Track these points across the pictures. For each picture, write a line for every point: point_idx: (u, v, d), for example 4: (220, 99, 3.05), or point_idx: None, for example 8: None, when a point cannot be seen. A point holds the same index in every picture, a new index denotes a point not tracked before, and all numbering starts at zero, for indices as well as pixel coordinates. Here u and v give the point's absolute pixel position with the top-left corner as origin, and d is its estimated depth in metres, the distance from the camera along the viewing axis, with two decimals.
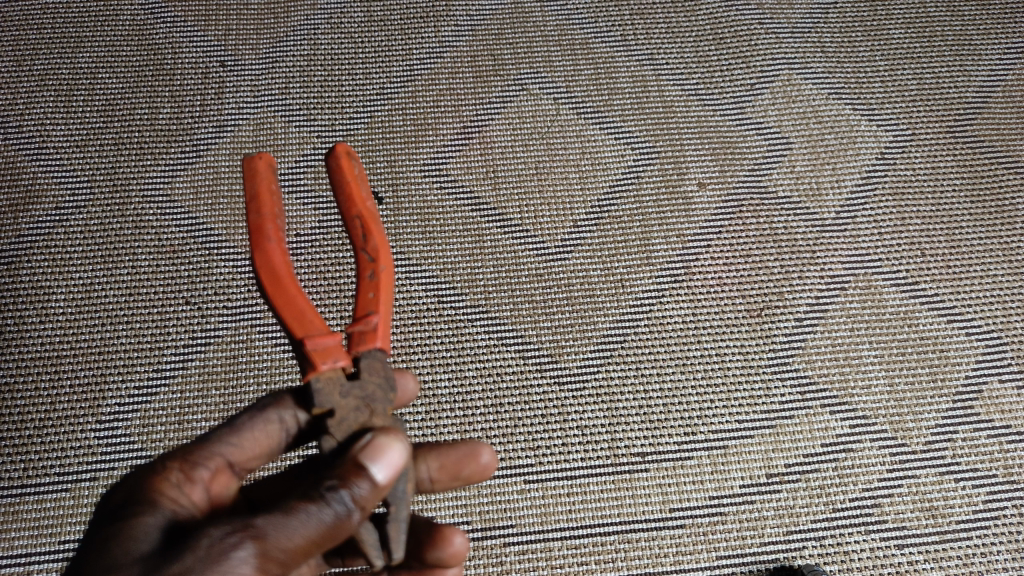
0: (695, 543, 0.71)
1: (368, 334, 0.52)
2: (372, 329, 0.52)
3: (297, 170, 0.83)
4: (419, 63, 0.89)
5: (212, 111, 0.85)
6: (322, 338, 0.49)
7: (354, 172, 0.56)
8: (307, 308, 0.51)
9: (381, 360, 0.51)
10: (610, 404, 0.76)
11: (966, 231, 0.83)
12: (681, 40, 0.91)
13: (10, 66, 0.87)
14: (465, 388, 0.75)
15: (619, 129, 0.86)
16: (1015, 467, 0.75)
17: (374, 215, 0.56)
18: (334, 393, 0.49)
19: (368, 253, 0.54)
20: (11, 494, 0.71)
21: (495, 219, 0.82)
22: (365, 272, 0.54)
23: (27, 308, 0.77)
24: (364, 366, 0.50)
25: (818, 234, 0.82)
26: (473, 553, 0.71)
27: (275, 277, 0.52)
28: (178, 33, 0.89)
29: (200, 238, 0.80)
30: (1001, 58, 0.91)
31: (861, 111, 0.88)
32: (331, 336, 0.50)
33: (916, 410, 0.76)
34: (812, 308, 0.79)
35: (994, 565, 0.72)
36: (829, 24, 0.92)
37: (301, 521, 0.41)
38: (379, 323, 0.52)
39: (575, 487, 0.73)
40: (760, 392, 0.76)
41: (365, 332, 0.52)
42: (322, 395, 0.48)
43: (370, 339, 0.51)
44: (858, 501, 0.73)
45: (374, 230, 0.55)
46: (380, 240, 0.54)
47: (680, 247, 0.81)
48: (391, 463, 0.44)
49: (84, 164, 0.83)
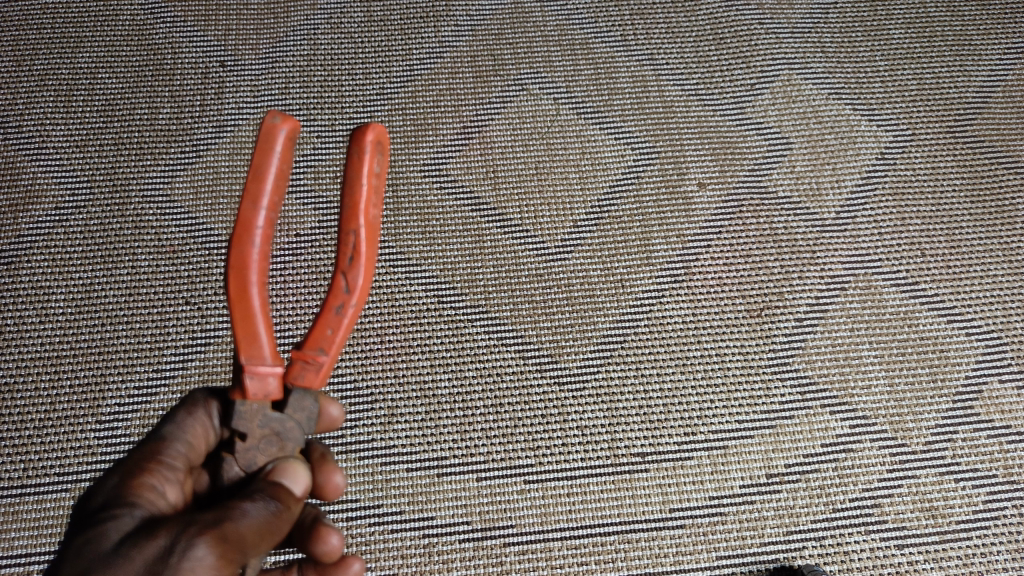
0: (695, 543, 0.71)
1: (309, 372, 0.48)
2: (315, 371, 0.48)
3: (297, 170, 0.83)
4: (419, 63, 0.89)
5: (212, 111, 0.85)
6: (264, 369, 0.47)
7: (370, 183, 0.47)
8: (264, 331, 0.47)
9: (312, 399, 0.49)
10: (610, 404, 0.75)
11: (966, 231, 0.83)
12: (681, 40, 0.91)
13: (10, 66, 0.87)
14: (465, 388, 0.75)
15: (619, 129, 0.86)
16: (1015, 467, 0.75)
17: (372, 241, 0.48)
18: (256, 421, 0.47)
19: (347, 287, 0.48)
20: (11, 495, 0.70)
21: (495, 219, 0.82)
22: (334, 304, 0.48)
23: (27, 307, 0.77)
24: (295, 404, 0.48)
25: (818, 234, 0.82)
26: (473, 553, 0.71)
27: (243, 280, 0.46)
28: (178, 33, 0.89)
29: (200, 238, 0.80)
30: (1001, 58, 0.91)
31: (861, 111, 0.88)
32: (273, 369, 0.47)
33: (917, 411, 0.76)
34: (812, 308, 0.79)
35: (994, 565, 0.72)
36: (829, 24, 0.92)
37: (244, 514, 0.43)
38: (324, 369, 0.48)
39: (575, 487, 0.73)
40: (760, 393, 0.76)
41: (309, 370, 0.48)
42: (238, 421, 0.47)
43: (307, 381, 0.48)
44: (857, 501, 0.73)
45: (360, 265, 0.48)
46: (364, 280, 0.48)
47: (680, 247, 0.81)
48: (301, 474, 0.47)
49: (84, 164, 0.83)
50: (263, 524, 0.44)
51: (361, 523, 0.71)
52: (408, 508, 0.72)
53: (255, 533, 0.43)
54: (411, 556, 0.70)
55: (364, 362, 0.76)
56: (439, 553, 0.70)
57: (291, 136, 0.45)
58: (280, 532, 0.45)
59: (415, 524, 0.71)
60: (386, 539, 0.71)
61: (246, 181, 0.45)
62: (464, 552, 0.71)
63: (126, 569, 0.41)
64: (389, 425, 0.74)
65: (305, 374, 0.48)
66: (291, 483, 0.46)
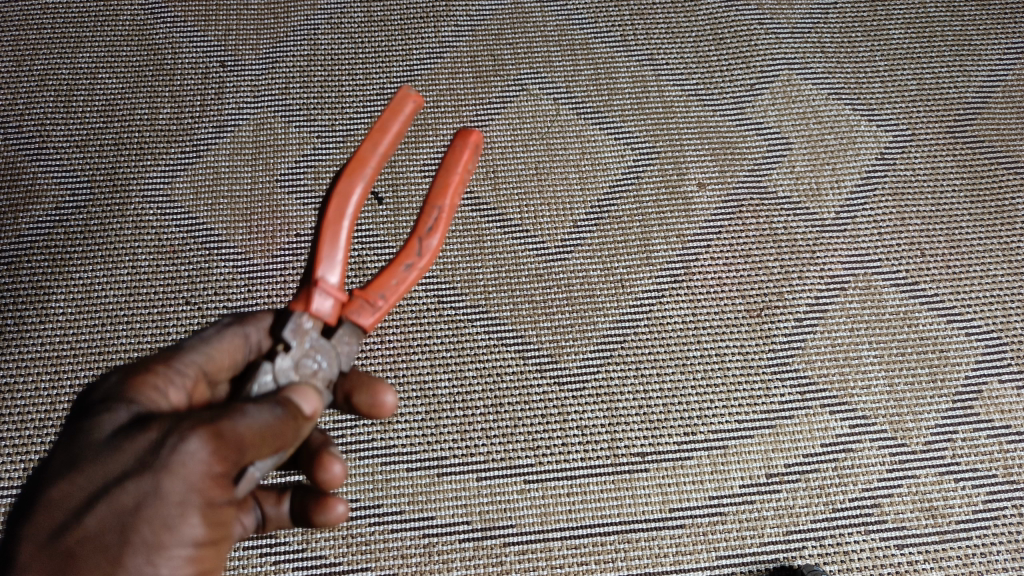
0: (694, 543, 0.71)
1: (365, 311, 0.53)
2: (371, 310, 0.53)
3: (297, 170, 0.83)
4: (419, 63, 0.89)
5: (212, 111, 0.85)
6: (331, 293, 0.52)
7: (462, 173, 0.55)
8: (340, 261, 0.52)
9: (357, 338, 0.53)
10: (610, 404, 0.76)
11: (966, 232, 0.83)
12: (681, 40, 0.91)
13: (10, 66, 0.87)
14: (465, 388, 0.75)
15: (619, 129, 0.86)
16: (1015, 467, 0.75)
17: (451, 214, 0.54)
18: (305, 338, 0.51)
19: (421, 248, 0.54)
20: (11, 494, 0.71)
21: (495, 219, 0.82)
22: (403, 261, 0.54)
23: (27, 308, 0.77)
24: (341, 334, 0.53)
25: (818, 234, 0.82)
26: (473, 553, 0.71)
27: (342, 209, 0.52)
28: (178, 33, 0.89)
29: (200, 238, 0.80)
30: (1000, 58, 0.91)
31: (861, 111, 0.88)
32: (338, 295, 0.52)
33: (916, 410, 0.76)
34: (812, 308, 0.79)
35: (994, 565, 0.72)
36: (829, 24, 0.92)
37: (243, 416, 0.44)
38: (378, 310, 0.53)
39: (575, 487, 0.73)
40: (760, 392, 0.76)
41: (365, 308, 0.53)
42: (291, 331, 0.51)
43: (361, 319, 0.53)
44: (857, 501, 0.73)
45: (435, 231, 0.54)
46: (435, 247, 0.54)
47: (680, 247, 0.81)
48: (310, 397, 0.48)
49: (84, 164, 0.83)
50: (262, 428, 0.44)
51: (361, 523, 0.71)
52: (408, 508, 0.72)
53: (254, 435, 0.44)
54: (411, 556, 0.71)
55: (364, 362, 0.76)
56: (439, 553, 0.71)
57: (415, 108, 0.53)
58: (281, 440, 0.45)
59: (414, 524, 0.71)
60: (386, 539, 0.71)
61: (371, 130, 0.52)
62: (464, 552, 0.71)
63: (119, 459, 0.44)
64: (389, 425, 0.74)
65: (362, 312, 0.53)
66: (301, 401, 0.48)
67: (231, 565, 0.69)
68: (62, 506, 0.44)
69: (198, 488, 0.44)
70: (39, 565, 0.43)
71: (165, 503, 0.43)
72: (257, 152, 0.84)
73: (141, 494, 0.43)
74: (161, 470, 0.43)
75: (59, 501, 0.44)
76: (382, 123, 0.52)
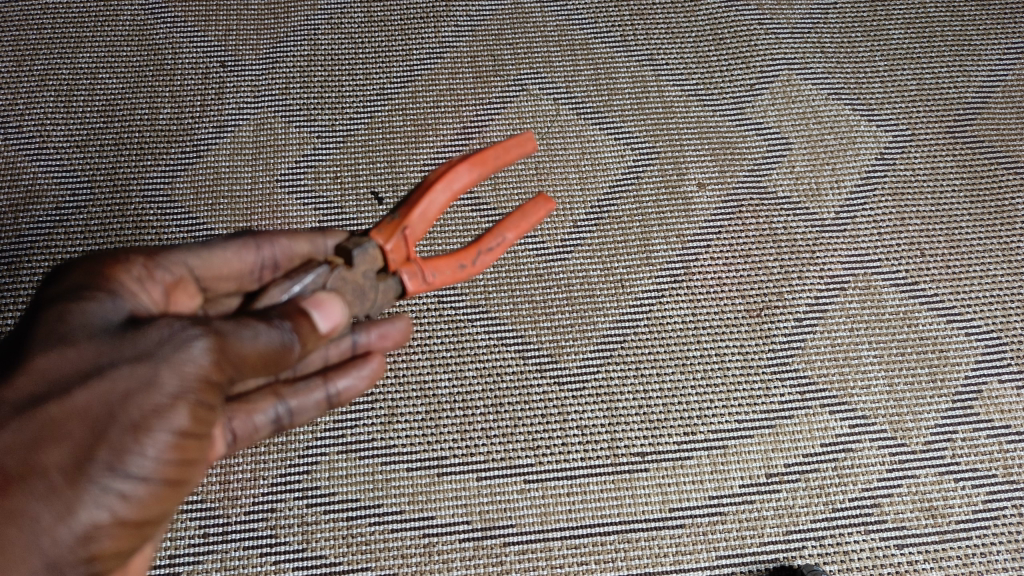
0: (694, 543, 0.71)
1: (414, 277, 0.59)
2: (418, 280, 0.59)
3: (297, 170, 0.83)
4: (419, 63, 0.89)
5: (212, 111, 0.85)
6: (396, 247, 0.58)
7: (532, 220, 0.63)
8: (415, 227, 0.59)
9: (397, 294, 0.60)
10: (610, 404, 0.76)
11: (966, 231, 0.83)
12: (681, 40, 0.91)
13: (10, 66, 0.87)
14: (465, 387, 0.75)
15: (619, 129, 0.86)
16: (1015, 467, 0.75)
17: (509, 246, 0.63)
18: (366, 269, 0.57)
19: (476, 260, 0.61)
20: None
21: (494, 219, 0.82)
22: (460, 260, 0.61)
23: (27, 308, 0.77)
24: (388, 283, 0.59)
25: (818, 234, 0.82)
26: (473, 553, 0.71)
27: (444, 189, 0.59)
28: (179, 33, 0.89)
29: (200, 238, 0.80)
30: (1000, 58, 0.91)
31: (861, 111, 0.88)
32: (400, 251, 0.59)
33: (916, 410, 0.76)
34: (812, 308, 0.80)
35: (994, 565, 0.72)
36: (829, 24, 0.92)
37: (252, 334, 0.48)
38: (425, 283, 0.60)
39: (575, 487, 0.73)
40: (760, 392, 0.76)
41: (414, 275, 0.59)
42: (360, 255, 0.56)
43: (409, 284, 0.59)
44: (857, 501, 0.73)
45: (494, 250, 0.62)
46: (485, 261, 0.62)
47: (680, 247, 0.81)
48: (333, 314, 0.52)
49: (84, 164, 0.83)
50: (265, 348, 0.48)
51: (360, 522, 0.71)
52: (408, 508, 0.72)
53: (254, 353, 0.48)
54: (411, 556, 0.71)
55: None
56: (439, 553, 0.71)
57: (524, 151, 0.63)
58: (280, 365, 0.49)
59: (414, 524, 0.71)
60: (386, 539, 0.71)
61: (488, 148, 0.61)
62: (464, 552, 0.71)
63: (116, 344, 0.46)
64: (389, 425, 0.74)
65: (410, 277, 0.59)
66: (320, 316, 0.51)
67: (231, 564, 0.70)
68: (47, 378, 0.45)
69: (196, 379, 0.46)
70: (21, 432, 0.43)
71: (161, 388, 0.45)
72: (257, 152, 0.84)
73: (138, 376, 0.45)
74: (165, 356, 0.46)
75: (44, 371, 0.45)
76: (498, 147, 0.61)
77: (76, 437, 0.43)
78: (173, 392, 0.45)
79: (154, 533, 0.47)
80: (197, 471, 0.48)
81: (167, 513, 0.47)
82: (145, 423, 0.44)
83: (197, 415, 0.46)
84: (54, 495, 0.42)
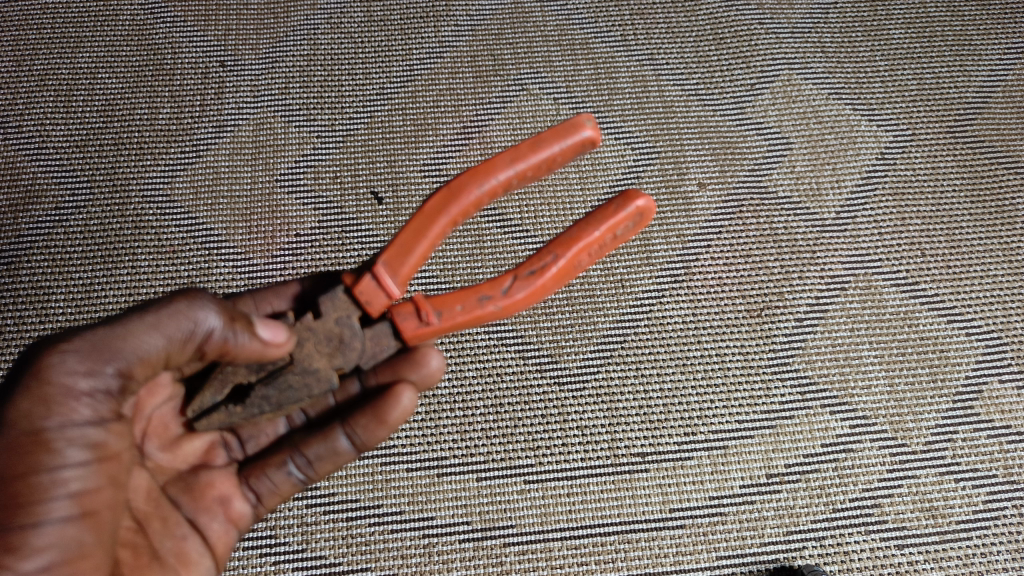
0: (695, 543, 0.71)
1: (411, 318, 0.57)
2: (418, 321, 0.56)
3: (297, 169, 0.83)
4: (419, 63, 0.89)
5: (211, 111, 0.85)
6: (388, 283, 0.56)
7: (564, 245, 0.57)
8: (411, 258, 0.56)
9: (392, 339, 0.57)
10: (610, 404, 0.76)
11: (966, 232, 0.83)
12: (681, 40, 0.91)
13: (10, 67, 0.87)
14: (465, 388, 0.75)
15: (618, 129, 0.86)
16: (1015, 467, 0.75)
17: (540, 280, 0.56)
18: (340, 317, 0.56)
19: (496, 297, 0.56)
20: None
21: (495, 219, 0.82)
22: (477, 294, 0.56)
23: (27, 308, 0.77)
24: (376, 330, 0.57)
25: (818, 234, 0.82)
26: (473, 553, 0.71)
27: (434, 214, 0.56)
28: (178, 33, 0.89)
29: (200, 238, 0.80)
30: (1000, 58, 0.91)
31: (861, 111, 0.88)
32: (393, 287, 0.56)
33: (917, 411, 0.76)
34: (812, 308, 0.79)
35: (994, 565, 0.72)
36: (829, 24, 0.92)
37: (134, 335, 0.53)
38: (428, 327, 0.56)
39: (575, 487, 0.73)
40: (760, 393, 0.76)
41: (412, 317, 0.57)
42: (328, 302, 0.57)
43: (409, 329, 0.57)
44: (857, 501, 0.73)
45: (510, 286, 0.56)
46: (513, 294, 0.56)
47: (680, 247, 0.81)
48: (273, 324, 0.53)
49: (84, 164, 0.83)
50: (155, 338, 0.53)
51: (361, 523, 0.71)
52: (408, 508, 0.72)
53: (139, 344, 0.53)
54: (411, 557, 0.71)
55: None
56: (439, 553, 0.71)
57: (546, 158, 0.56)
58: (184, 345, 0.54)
59: (415, 524, 0.71)
60: (386, 539, 0.71)
61: (487, 164, 0.56)
62: (464, 552, 0.71)
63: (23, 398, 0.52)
64: None
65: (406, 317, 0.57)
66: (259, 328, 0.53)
67: (231, 565, 0.69)
68: None
69: (61, 412, 0.50)
70: None
71: (19, 434, 0.50)
72: (257, 152, 0.84)
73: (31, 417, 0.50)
74: (17, 404, 0.50)
75: None
76: (501, 162, 0.56)
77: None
78: (35, 432, 0.50)
79: (93, 563, 0.51)
80: (105, 492, 0.52)
81: (101, 533, 0.52)
82: (16, 471, 0.49)
83: (74, 444, 0.51)
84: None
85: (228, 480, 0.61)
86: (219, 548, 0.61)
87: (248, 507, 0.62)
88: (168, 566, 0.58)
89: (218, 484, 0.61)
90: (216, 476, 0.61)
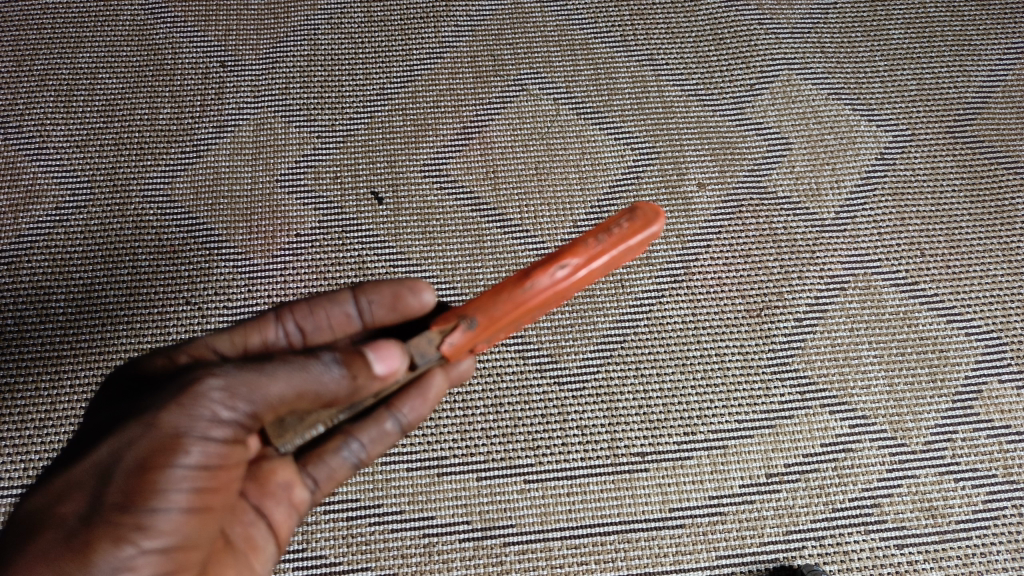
0: (694, 542, 0.71)
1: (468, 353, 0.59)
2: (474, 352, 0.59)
3: (297, 170, 0.83)
4: (419, 63, 0.89)
5: (212, 111, 0.85)
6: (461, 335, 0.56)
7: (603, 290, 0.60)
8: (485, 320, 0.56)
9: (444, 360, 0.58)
10: (610, 404, 0.76)
11: (966, 232, 0.83)
12: (681, 40, 0.91)
13: (10, 66, 0.87)
14: (465, 388, 0.75)
15: (618, 129, 0.86)
16: (1015, 467, 0.75)
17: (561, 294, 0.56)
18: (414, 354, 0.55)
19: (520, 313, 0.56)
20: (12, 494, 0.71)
21: (495, 219, 0.82)
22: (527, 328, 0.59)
23: (27, 308, 0.77)
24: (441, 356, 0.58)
25: (818, 234, 0.82)
26: (473, 553, 0.71)
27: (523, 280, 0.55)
28: (179, 33, 0.89)
29: (200, 238, 0.80)
30: (1000, 58, 0.91)
31: (861, 111, 0.88)
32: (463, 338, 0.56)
33: (916, 410, 0.76)
34: (812, 308, 0.80)
35: (994, 565, 0.72)
36: (829, 24, 0.92)
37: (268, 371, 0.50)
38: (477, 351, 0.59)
39: (575, 487, 0.73)
40: (760, 392, 0.76)
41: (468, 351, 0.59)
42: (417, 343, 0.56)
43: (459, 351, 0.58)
44: (857, 501, 0.73)
45: (528, 302, 0.55)
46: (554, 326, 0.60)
47: (680, 247, 0.81)
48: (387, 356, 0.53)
49: (84, 164, 0.83)
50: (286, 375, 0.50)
51: (361, 522, 0.71)
52: (408, 508, 0.72)
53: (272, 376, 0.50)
54: (411, 556, 0.71)
55: None
56: (439, 553, 0.71)
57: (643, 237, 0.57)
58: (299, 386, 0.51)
59: (415, 524, 0.71)
60: (386, 539, 0.71)
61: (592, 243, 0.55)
62: (464, 552, 0.71)
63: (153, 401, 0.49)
64: None
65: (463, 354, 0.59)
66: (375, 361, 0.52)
67: None
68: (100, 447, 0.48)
69: (203, 420, 0.48)
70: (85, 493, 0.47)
71: (159, 434, 0.47)
72: (257, 152, 0.84)
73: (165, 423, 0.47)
74: (163, 404, 0.48)
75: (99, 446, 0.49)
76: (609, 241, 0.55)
77: (89, 490, 0.48)
78: (173, 436, 0.47)
79: (198, 557, 0.50)
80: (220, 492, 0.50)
81: (203, 536, 0.49)
82: (144, 471, 0.47)
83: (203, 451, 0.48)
84: (79, 538, 0.47)
85: (289, 467, 0.57)
86: (283, 534, 0.59)
87: (309, 494, 0.59)
88: (239, 555, 0.57)
89: (280, 471, 0.57)
90: (277, 463, 0.57)
